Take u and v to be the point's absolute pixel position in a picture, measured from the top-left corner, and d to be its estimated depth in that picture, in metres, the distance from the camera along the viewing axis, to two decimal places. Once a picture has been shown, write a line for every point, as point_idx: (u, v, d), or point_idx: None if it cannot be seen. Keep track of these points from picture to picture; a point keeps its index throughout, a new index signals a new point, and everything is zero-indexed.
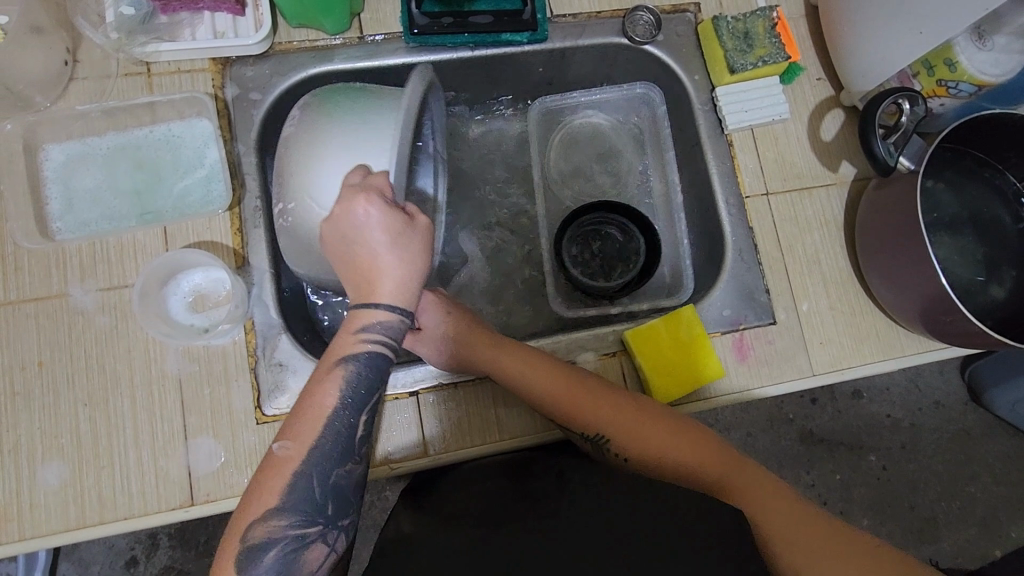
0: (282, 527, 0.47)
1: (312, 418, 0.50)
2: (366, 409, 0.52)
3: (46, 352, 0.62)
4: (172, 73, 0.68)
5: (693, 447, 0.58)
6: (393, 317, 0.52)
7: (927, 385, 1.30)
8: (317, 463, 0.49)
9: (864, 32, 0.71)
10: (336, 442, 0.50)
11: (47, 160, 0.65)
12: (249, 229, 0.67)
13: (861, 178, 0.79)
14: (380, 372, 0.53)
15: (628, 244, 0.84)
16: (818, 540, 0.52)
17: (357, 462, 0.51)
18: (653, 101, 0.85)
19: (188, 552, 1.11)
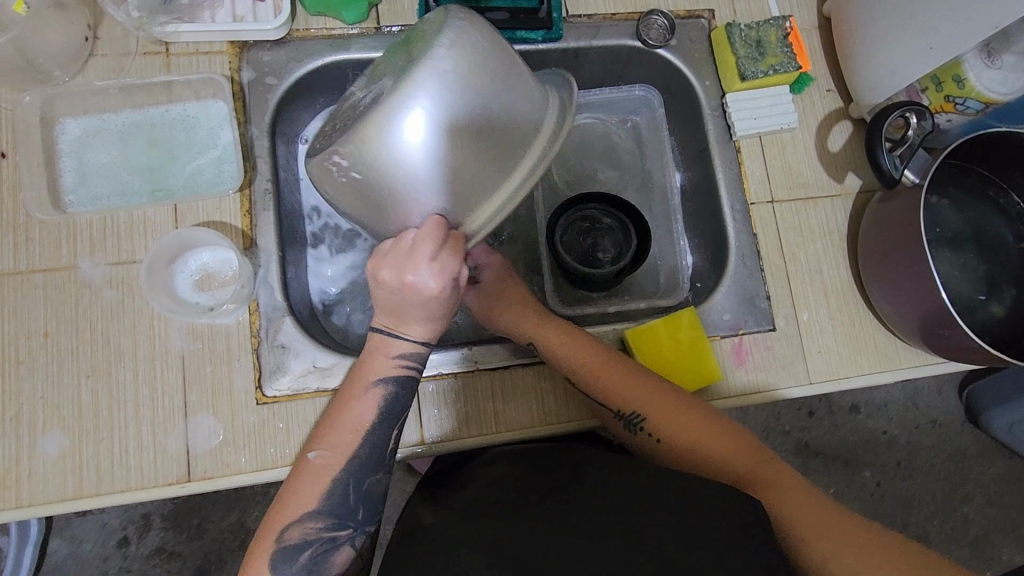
0: (318, 528, 0.52)
1: (349, 430, 0.55)
2: (397, 425, 0.57)
3: (52, 322, 0.62)
4: (190, 55, 0.69)
5: (717, 432, 0.59)
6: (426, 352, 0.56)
7: (924, 404, 1.30)
8: (353, 471, 0.54)
9: (877, 46, 0.72)
10: (371, 451, 0.55)
11: (63, 134, 0.66)
12: (259, 211, 0.67)
13: (866, 190, 0.80)
14: (411, 392, 0.57)
15: (622, 237, 0.83)
16: (840, 528, 0.51)
17: (387, 472, 0.56)
18: (651, 102, 0.86)
19: (180, 534, 1.12)
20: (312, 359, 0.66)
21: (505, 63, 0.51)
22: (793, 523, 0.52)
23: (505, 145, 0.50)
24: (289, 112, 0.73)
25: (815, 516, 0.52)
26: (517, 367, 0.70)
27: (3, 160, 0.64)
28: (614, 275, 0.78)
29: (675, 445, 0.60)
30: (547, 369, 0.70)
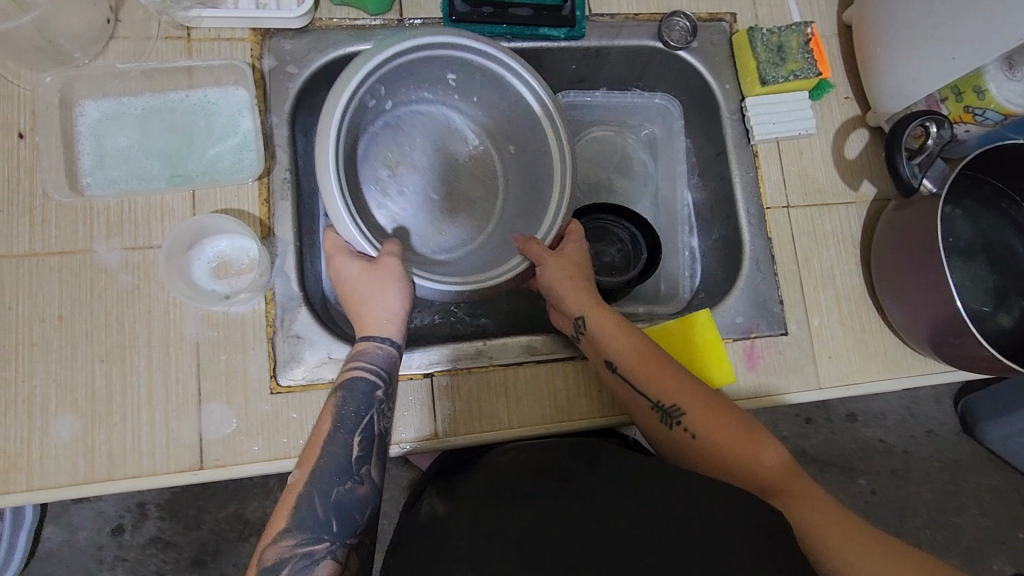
0: (292, 545, 0.54)
1: (313, 443, 0.59)
2: (358, 429, 0.60)
3: (67, 305, 0.62)
4: (211, 40, 0.68)
5: (749, 442, 0.59)
6: (374, 348, 0.63)
7: (921, 414, 1.31)
8: (318, 480, 0.57)
9: (898, 55, 0.72)
10: (331, 459, 0.58)
11: (81, 116, 0.65)
12: (277, 200, 0.67)
13: (881, 198, 0.80)
14: (363, 395, 0.61)
15: (632, 250, 0.83)
16: (860, 540, 0.53)
17: (358, 481, 0.58)
18: (670, 112, 0.88)
19: (177, 523, 1.11)
20: (327, 350, 0.65)
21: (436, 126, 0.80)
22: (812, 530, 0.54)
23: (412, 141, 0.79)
24: (309, 101, 0.73)
25: (835, 525, 0.54)
26: (531, 364, 0.70)
27: (22, 141, 0.63)
28: (627, 284, 0.78)
29: (704, 451, 0.60)
30: (560, 367, 0.70)
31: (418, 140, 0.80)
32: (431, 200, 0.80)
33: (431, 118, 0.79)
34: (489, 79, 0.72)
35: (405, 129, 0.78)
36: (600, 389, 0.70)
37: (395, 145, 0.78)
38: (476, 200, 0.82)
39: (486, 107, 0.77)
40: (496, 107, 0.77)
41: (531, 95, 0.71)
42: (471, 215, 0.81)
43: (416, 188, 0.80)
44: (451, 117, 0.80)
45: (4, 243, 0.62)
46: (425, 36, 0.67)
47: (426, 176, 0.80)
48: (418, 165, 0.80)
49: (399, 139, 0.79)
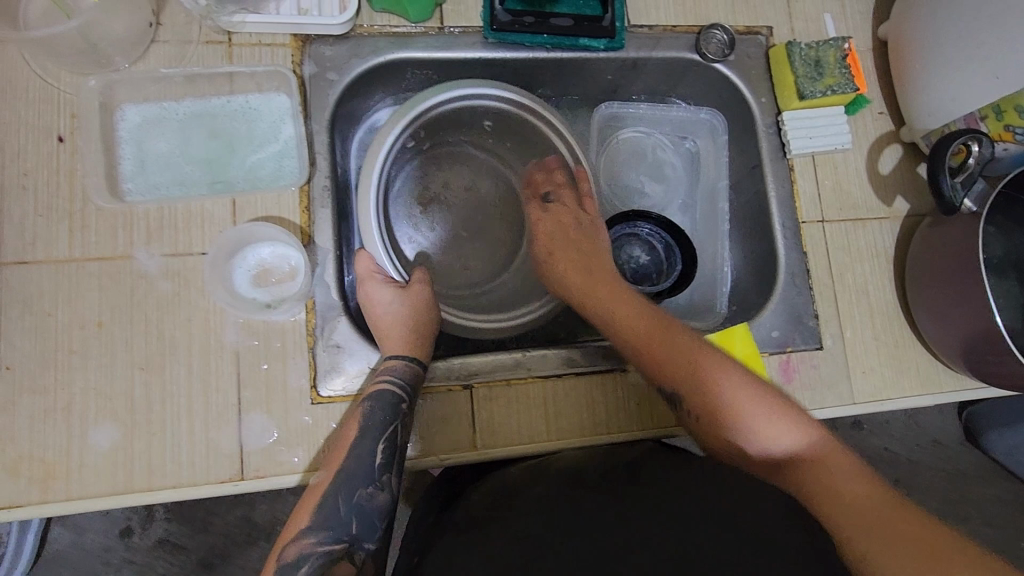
0: (313, 543, 0.53)
1: (338, 449, 0.59)
2: (383, 438, 0.59)
3: (107, 312, 0.61)
4: (252, 45, 0.68)
5: (768, 419, 0.56)
6: (400, 365, 0.62)
7: (926, 423, 1.32)
8: (342, 484, 0.56)
9: (938, 73, 0.72)
10: (356, 466, 0.57)
11: (123, 120, 0.64)
12: (317, 208, 0.66)
13: (914, 214, 0.80)
14: (387, 408, 0.60)
15: (664, 264, 0.83)
16: (875, 508, 0.46)
17: (379, 488, 0.58)
18: (715, 128, 0.86)
19: (184, 526, 1.09)
20: (368, 360, 0.65)
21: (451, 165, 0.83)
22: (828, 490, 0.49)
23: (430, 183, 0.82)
24: (346, 108, 0.72)
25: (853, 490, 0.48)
26: (568, 376, 0.69)
27: (62, 144, 0.63)
28: (655, 296, 0.78)
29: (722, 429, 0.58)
30: (598, 381, 0.69)
31: (452, 178, 0.83)
32: (459, 236, 0.82)
33: (465, 157, 0.83)
34: (518, 121, 0.77)
35: (442, 166, 0.82)
36: (637, 404, 0.70)
37: (429, 182, 0.82)
38: (502, 239, 0.84)
39: (519, 148, 0.82)
40: (515, 137, 0.80)
41: (554, 136, 0.77)
42: (502, 254, 0.83)
43: (448, 226, 0.82)
44: (471, 152, 0.83)
45: (43, 248, 0.61)
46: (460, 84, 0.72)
47: (459, 214, 0.83)
48: (452, 203, 0.83)
49: (433, 176, 0.82)
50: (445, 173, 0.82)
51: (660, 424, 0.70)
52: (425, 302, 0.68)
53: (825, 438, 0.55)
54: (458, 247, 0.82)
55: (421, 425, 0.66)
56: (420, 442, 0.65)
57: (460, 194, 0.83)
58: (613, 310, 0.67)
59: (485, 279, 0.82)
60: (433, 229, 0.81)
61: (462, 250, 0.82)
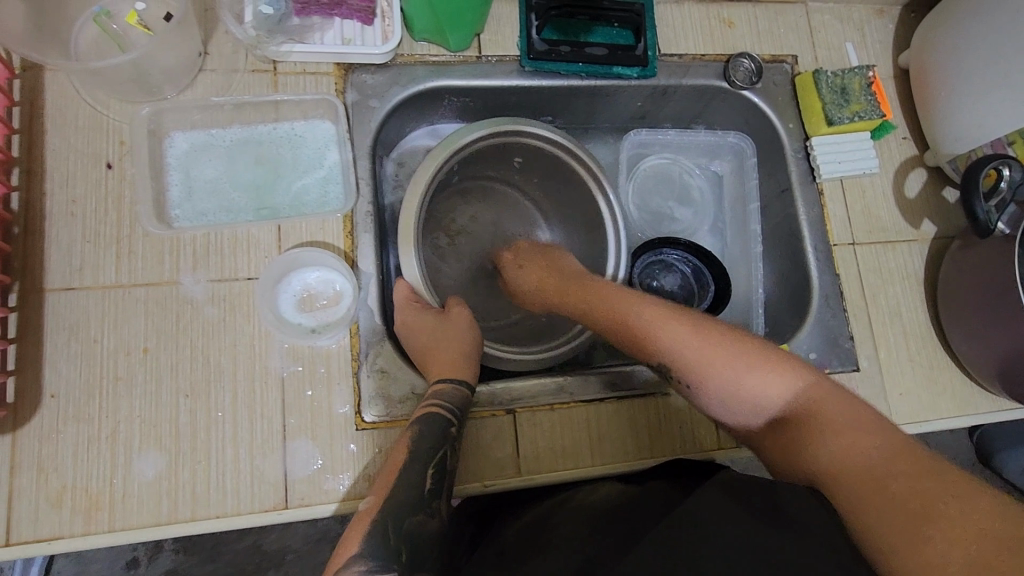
0: (362, 571, 0.48)
1: (387, 474, 0.56)
2: (432, 463, 0.57)
3: (153, 339, 0.61)
4: (297, 74, 0.69)
5: (757, 379, 0.57)
6: (451, 388, 0.61)
7: (942, 443, 1.31)
8: (393, 509, 0.53)
9: (964, 99, 0.74)
10: (408, 491, 0.54)
11: (171, 147, 0.65)
12: (360, 233, 0.66)
13: (942, 236, 0.82)
14: (439, 432, 0.58)
15: (698, 288, 0.83)
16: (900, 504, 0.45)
17: (430, 514, 0.55)
18: (743, 151, 0.88)
19: (191, 557, 1.00)
20: (412, 385, 0.65)
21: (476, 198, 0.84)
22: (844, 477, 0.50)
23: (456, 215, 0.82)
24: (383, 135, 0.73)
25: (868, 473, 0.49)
26: (610, 400, 0.69)
27: (110, 171, 0.63)
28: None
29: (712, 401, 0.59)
30: (641, 404, 0.69)
31: (477, 212, 0.84)
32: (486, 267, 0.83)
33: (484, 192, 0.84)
34: (543, 155, 0.78)
35: (466, 199, 0.83)
36: (681, 426, 0.70)
37: (456, 214, 0.82)
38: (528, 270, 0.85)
39: (543, 182, 0.83)
40: (545, 173, 0.81)
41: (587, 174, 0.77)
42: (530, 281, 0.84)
43: (476, 256, 0.83)
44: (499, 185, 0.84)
45: (90, 274, 0.61)
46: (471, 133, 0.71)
47: (485, 245, 0.84)
48: (478, 234, 0.84)
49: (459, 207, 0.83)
50: (470, 205, 0.83)
51: (705, 448, 0.70)
52: (465, 329, 0.67)
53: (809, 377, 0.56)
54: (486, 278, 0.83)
55: (466, 451, 0.65)
56: (464, 467, 0.64)
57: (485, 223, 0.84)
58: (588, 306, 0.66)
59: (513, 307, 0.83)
60: (462, 261, 0.82)
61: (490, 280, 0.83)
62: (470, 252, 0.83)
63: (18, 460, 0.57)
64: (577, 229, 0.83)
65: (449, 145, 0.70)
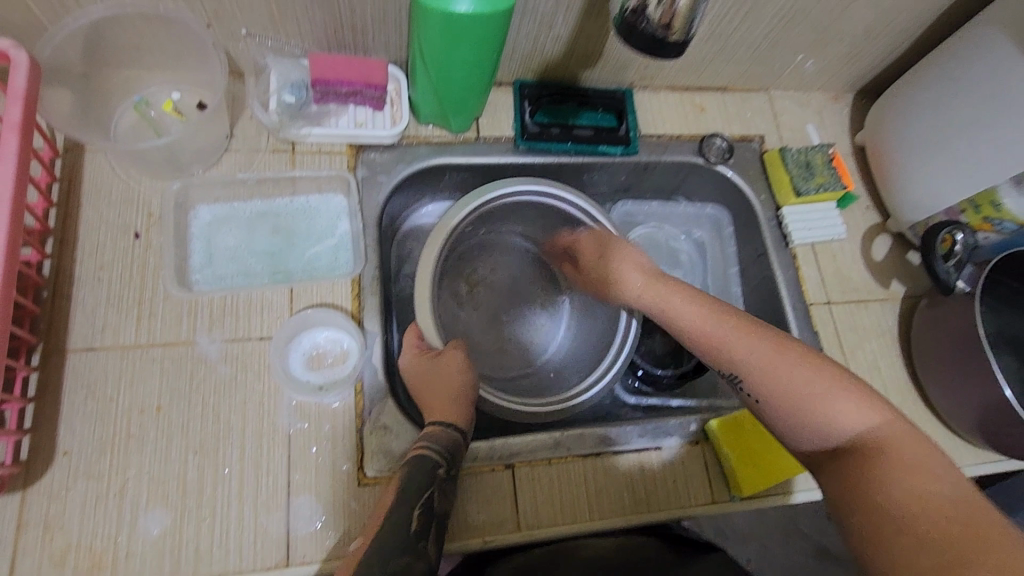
0: None
1: (376, 518, 0.55)
2: (418, 502, 0.55)
3: (166, 397, 0.63)
4: (313, 153, 0.75)
5: (842, 405, 0.56)
6: (438, 430, 0.61)
7: None
8: (378, 548, 0.50)
9: (916, 174, 0.82)
10: (393, 529, 0.52)
11: (195, 218, 0.71)
12: (366, 294, 0.71)
13: (911, 295, 0.87)
14: (426, 472, 0.57)
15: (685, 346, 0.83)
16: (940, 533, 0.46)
17: (415, 556, 0.51)
18: (720, 221, 0.97)
19: None
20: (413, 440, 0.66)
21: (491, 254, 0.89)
22: (906, 499, 0.50)
23: (472, 271, 0.88)
24: (390, 205, 0.80)
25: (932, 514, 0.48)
26: (607, 454, 0.71)
27: (137, 240, 0.68)
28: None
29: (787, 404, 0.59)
30: (636, 458, 0.72)
31: (497, 263, 0.90)
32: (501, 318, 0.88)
33: (506, 247, 0.91)
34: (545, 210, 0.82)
35: (483, 256, 0.89)
36: (675, 481, 0.72)
37: (474, 269, 0.88)
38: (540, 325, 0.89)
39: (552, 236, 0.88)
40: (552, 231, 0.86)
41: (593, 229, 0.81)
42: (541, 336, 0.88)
43: (491, 308, 0.88)
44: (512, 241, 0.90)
45: (111, 335, 0.65)
46: (459, 209, 0.74)
47: (501, 297, 0.89)
48: (494, 287, 0.89)
49: (482, 259, 0.89)
50: (484, 261, 0.89)
51: (700, 502, 0.71)
52: (460, 366, 0.68)
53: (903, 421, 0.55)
54: (499, 332, 0.87)
55: (466, 507, 0.66)
56: (465, 523, 0.65)
57: (506, 276, 0.90)
58: (685, 317, 0.66)
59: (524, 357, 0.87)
60: (480, 308, 0.88)
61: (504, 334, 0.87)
62: (485, 305, 0.88)
63: (25, 519, 0.58)
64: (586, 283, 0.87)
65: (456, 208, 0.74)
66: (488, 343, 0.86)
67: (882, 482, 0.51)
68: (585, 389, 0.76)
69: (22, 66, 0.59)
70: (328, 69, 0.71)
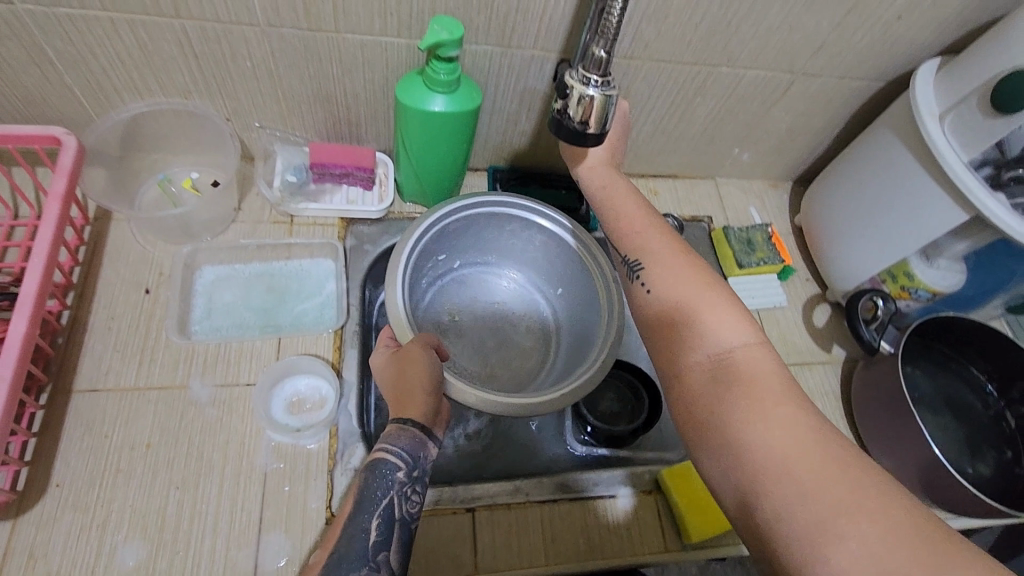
0: None
1: (337, 528, 0.57)
2: (376, 511, 0.57)
3: (156, 435, 0.70)
4: (309, 225, 0.87)
5: (720, 320, 0.56)
6: (393, 430, 0.61)
7: None
8: (335, 563, 0.53)
9: (842, 249, 0.92)
10: (350, 544, 0.55)
11: (200, 277, 0.81)
12: (347, 347, 0.79)
13: (851, 359, 0.95)
14: (383, 478, 0.58)
15: (635, 404, 0.88)
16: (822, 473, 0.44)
17: (375, 567, 0.54)
18: None
19: None
20: None
21: (471, 286, 0.94)
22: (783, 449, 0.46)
23: (455, 302, 0.92)
24: (375, 272, 0.89)
25: (821, 465, 0.45)
26: (563, 501, 0.75)
27: (147, 295, 0.78)
28: (632, 432, 0.82)
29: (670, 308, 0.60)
30: (591, 504, 0.76)
31: (478, 294, 0.94)
32: (486, 345, 0.91)
33: (486, 278, 0.95)
34: (517, 228, 0.87)
35: (464, 286, 0.93)
36: (628, 528, 0.75)
37: (455, 299, 0.92)
38: (528, 353, 0.91)
39: (529, 261, 0.92)
40: (528, 253, 0.91)
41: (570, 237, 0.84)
42: (530, 361, 0.90)
43: (476, 335, 0.91)
44: (490, 272, 0.95)
45: (114, 379, 0.72)
46: (434, 212, 0.80)
47: (484, 326, 0.92)
48: (478, 317, 0.93)
49: (463, 294, 0.93)
50: (468, 292, 0.93)
51: (652, 550, 0.74)
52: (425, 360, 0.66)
53: (774, 358, 0.54)
54: (487, 357, 0.89)
55: (427, 548, 0.70)
56: (425, 564, 0.69)
57: (487, 309, 0.93)
58: (617, 223, 0.69)
59: (514, 382, 0.88)
60: (464, 338, 0.90)
61: (489, 360, 0.89)
62: (470, 331, 0.91)
63: (12, 547, 0.62)
64: (570, 301, 0.90)
65: (419, 220, 0.79)
66: (476, 368, 0.87)
67: (769, 426, 0.48)
68: (575, 377, 0.73)
69: (71, 148, 0.72)
70: (326, 155, 0.84)
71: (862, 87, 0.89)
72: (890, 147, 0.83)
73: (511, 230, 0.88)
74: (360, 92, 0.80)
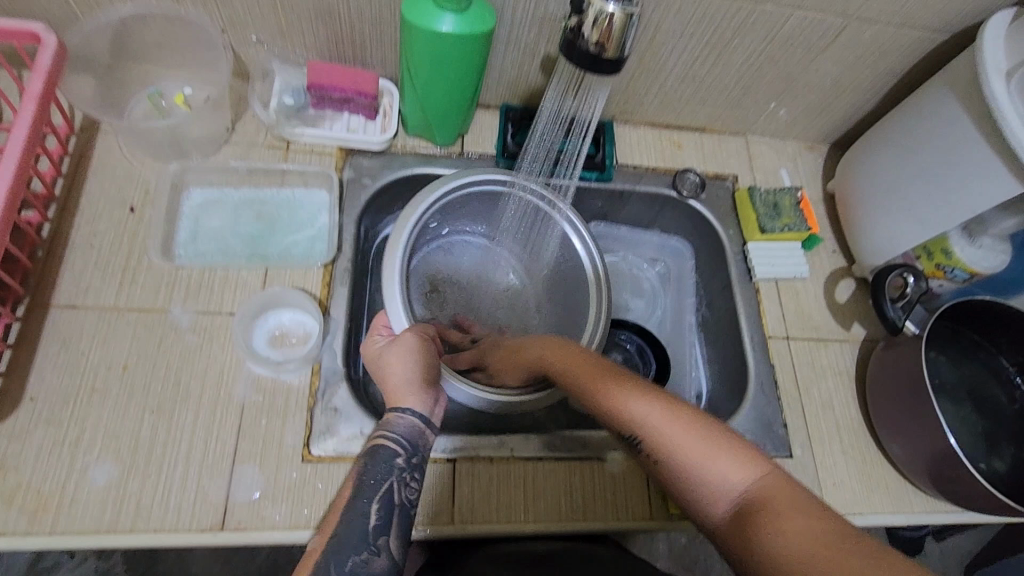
0: None
1: (334, 513, 0.53)
2: (377, 496, 0.53)
3: (134, 356, 0.67)
4: (306, 152, 0.82)
5: (700, 452, 0.48)
6: (396, 417, 0.58)
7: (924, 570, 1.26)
8: (337, 545, 0.49)
9: (876, 220, 0.85)
10: (350, 526, 0.51)
11: (188, 200, 0.77)
12: (336, 285, 0.75)
13: (871, 338, 0.89)
14: (384, 463, 0.55)
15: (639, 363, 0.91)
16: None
17: (376, 552, 0.50)
18: (682, 255, 1.02)
19: None
20: (360, 426, 0.68)
21: (459, 256, 0.91)
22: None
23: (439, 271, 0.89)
24: (372, 209, 0.84)
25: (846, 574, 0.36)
26: (548, 459, 0.72)
27: (132, 214, 0.74)
28: None
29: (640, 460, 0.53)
30: (578, 465, 0.73)
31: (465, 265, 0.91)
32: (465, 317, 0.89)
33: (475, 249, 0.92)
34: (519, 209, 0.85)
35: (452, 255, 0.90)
36: (614, 492, 0.72)
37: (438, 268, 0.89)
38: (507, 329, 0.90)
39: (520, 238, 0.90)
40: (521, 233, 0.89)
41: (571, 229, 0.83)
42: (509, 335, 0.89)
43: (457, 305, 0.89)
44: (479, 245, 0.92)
45: (93, 296, 0.69)
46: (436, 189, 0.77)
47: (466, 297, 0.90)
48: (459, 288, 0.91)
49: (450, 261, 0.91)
50: (456, 263, 0.91)
51: (637, 517, 0.72)
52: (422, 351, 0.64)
53: (748, 457, 0.46)
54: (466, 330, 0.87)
55: None
56: None
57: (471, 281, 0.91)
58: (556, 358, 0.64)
59: None
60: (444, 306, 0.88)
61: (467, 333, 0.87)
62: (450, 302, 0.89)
63: None
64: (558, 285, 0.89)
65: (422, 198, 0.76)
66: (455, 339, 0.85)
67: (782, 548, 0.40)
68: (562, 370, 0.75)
69: (51, 47, 0.67)
70: (325, 77, 0.78)
71: (923, 39, 0.79)
72: (946, 108, 0.74)
73: (508, 210, 0.85)
74: (364, 7, 0.73)
